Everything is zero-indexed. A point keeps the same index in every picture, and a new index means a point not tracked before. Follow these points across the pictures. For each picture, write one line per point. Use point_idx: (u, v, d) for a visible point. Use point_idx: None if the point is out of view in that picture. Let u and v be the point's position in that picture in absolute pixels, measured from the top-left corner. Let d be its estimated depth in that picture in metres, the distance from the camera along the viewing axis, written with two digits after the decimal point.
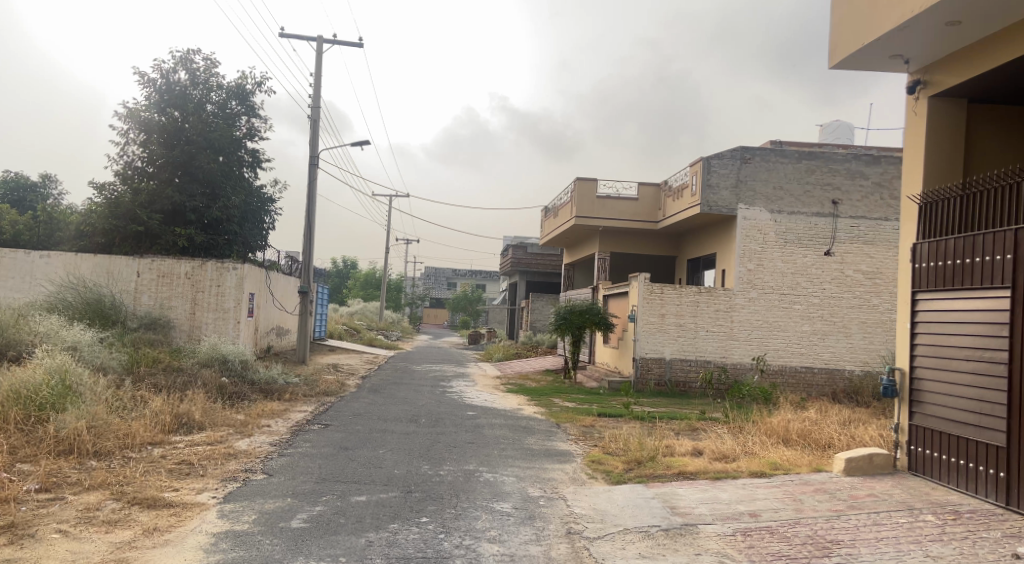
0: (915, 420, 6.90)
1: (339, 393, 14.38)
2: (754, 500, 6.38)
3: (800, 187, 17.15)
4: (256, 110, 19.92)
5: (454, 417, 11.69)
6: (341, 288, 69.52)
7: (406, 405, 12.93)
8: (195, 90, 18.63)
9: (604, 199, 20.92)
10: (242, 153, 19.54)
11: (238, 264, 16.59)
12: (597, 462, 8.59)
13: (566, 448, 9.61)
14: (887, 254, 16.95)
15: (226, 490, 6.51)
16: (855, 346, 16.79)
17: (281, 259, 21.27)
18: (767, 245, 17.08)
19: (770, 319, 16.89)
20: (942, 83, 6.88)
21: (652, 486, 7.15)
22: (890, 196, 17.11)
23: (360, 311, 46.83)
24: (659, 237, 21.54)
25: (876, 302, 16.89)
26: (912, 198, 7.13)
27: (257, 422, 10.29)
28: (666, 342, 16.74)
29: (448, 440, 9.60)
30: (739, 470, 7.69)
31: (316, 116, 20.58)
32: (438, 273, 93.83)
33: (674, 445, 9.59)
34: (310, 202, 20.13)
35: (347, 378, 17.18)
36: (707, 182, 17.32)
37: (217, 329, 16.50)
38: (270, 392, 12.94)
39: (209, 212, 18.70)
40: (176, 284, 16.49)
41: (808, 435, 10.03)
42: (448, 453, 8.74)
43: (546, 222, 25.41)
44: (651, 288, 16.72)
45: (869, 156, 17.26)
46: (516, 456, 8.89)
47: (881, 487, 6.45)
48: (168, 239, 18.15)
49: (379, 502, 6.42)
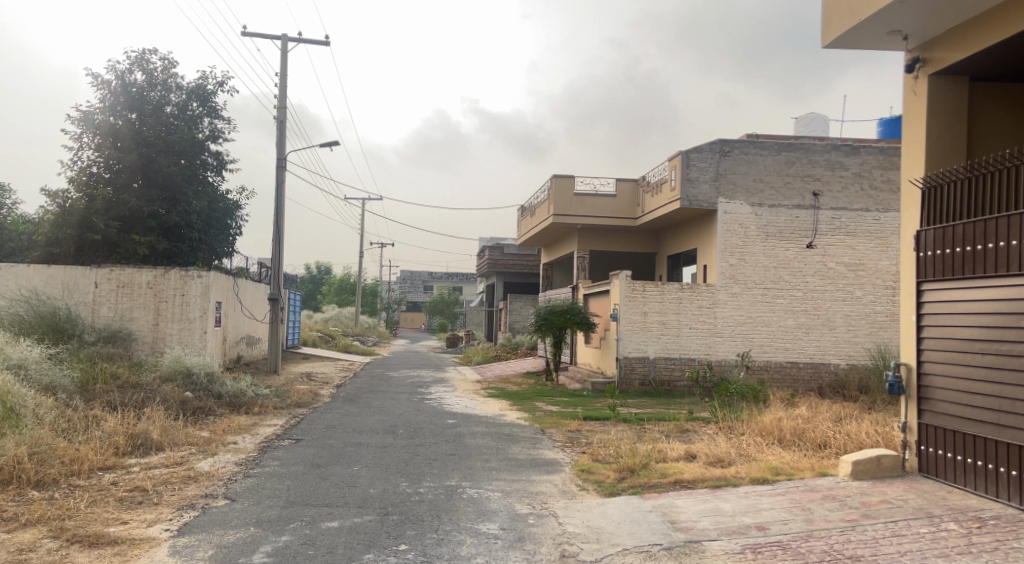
0: (925, 418, 6.49)
1: (311, 405, 13.75)
2: (759, 511, 5.91)
3: (780, 180, 16.79)
4: (218, 111, 19.27)
5: (434, 427, 11.12)
6: (315, 294, 68.41)
7: (383, 415, 12.34)
8: (153, 91, 17.96)
9: (582, 197, 20.45)
10: (205, 156, 18.84)
11: (203, 272, 15.86)
12: (587, 471, 8.09)
13: (552, 457, 9.10)
14: (869, 245, 16.67)
15: (182, 521, 5.91)
16: (840, 339, 16.51)
17: (250, 266, 20.52)
18: (748, 239, 16.72)
19: (754, 315, 16.56)
20: (943, 60, 6.46)
21: (648, 497, 6.66)
22: (871, 186, 16.75)
23: (335, 317, 46.00)
24: (637, 233, 21.15)
25: (860, 295, 16.60)
26: (913, 183, 6.72)
27: (221, 439, 9.65)
28: (650, 341, 16.32)
29: (427, 453, 9.04)
30: (739, 476, 7.22)
31: (284, 117, 19.89)
32: (414, 277, 92.80)
33: (665, 449, 9.13)
34: (278, 206, 19.42)
35: (320, 387, 16.51)
36: (686, 176, 16.86)
37: (181, 340, 15.75)
38: (238, 406, 12.28)
39: (170, 217, 17.98)
40: (136, 294, 15.72)
41: (803, 434, 9.63)
42: (428, 467, 8.19)
43: (523, 221, 24.92)
44: (633, 286, 16.32)
45: (849, 146, 16.85)
46: (500, 468, 8.35)
47: (893, 492, 6.03)
48: (128, 247, 17.36)
49: (352, 528, 5.86)
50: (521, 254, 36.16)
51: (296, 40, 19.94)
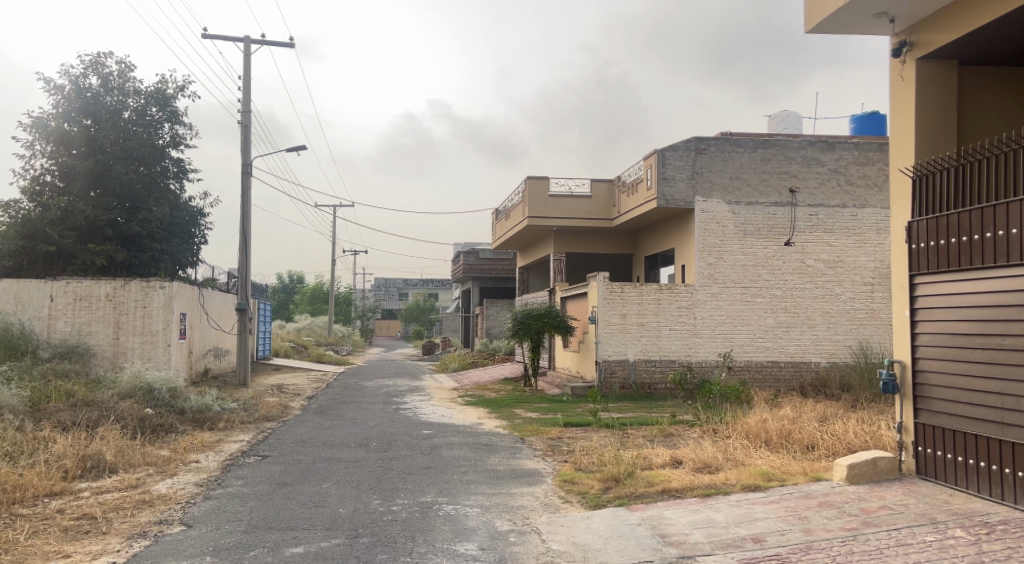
0: (922, 418, 6.20)
1: (281, 418, 13.21)
2: (754, 521, 5.56)
3: (756, 177, 16.61)
4: (179, 116, 18.74)
5: (409, 438, 10.67)
6: (288, 304, 67.36)
7: (355, 427, 11.85)
8: (110, 96, 17.39)
9: (557, 198, 20.11)
10: (166, 163, 18.26)
11: (165, 283, 15.23)
12: (570, 482, 7.70)
13: (532, 467, 8.70)
14: (847, 242, 16.53)
15: (131, 552, 5.41)
16: (820, 337, 16.33)
17: (217, 275, 19.93)
18: (726, 238, 16.51)
19: (733, 314, 16.33)
20: (931, 44, 6.19)
21: (636, 509, 6.28)
22: (846, 182, 16.63)
23: (308, 326, 45.18)
24: (614, 234, 20.88)
25: (839, 292, 16.43)
26: (904, 173, 6.44)
27: (183, 458, 9.13)
28: (629, 343, 16.04)
29: (402, 467, 8.59)
30: (728, 483, 6.87)
31: (248, 122, 19.34)
32: (388, 284, 91.86)
33: (650, 455, 8.80)
34: (244, 213, 18.85)
35: (291, 399, 15.96)
36: (662, 175, 16.59)
37: (144, 354, 15.11)
38: (202, 423, 11.72)
39: (129, 226, 17.41)
40: (95, 307, 15.08)
41: (790, 436, 9.34)
42: (402, 483, 7.73)
43: (498, 224, 24.55)
44: (611, 287, 16.04)
45: (824, 142, 16.73)
46: (478, 481, 7.92)
47: (893, 496, 5.72)
48: (84, 258, 16.82)
49: (318, 553, 5.41)
50: (497, 258, 35.76)
51: (259, 43, 19.46)
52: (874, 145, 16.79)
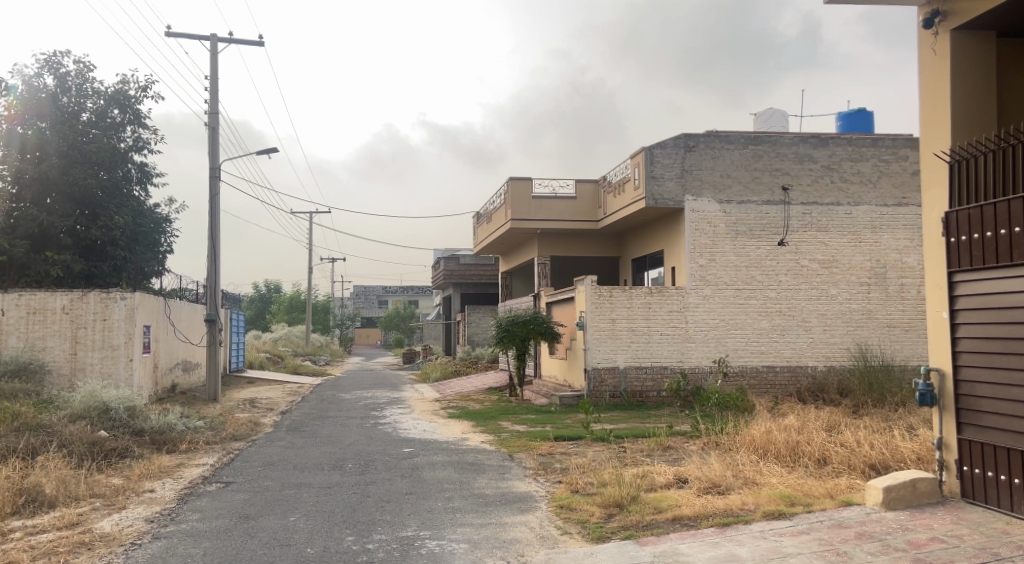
0: (967, 434, 5.48)
1: (250, 437, 12.32)
2: (785, 558, 4.82)
3: (748, 174, 16.00)
4: (143, 118, 17.88)
5: (388, 458, 9.82)
6: (265, 314, 65.96)
7: (331, 446, 10.98)
8: (66, 97, 16.57)
9: (541, 199, 19.38)
10: (129, 168, 17.34)
11: (126, 294, 14.26)
12: (567, 508, 6.91)
13: (524, 490, 7.90)
14: (842, 241, 15.92)
15: None
16: (816, 340, 15.71)
17: (184, 285, 18.94)
18: (718, 238, 15.86)
19: (727, 318, 15.69)
20: (970, 11, 5.52)
21: (646, 542, 5.52)
22: (841, 179, 16.05)
23: (285, 336, 44.03)
24: (600, 237, 20.21)
25: (835, 293, 15.82)
26: (940, 157, 5.73)
27: (135, 487, 8.26)
28: (619, 349, 15.37)
29: (379, 494, 7.73)
30: (746, 509, 6.11)
31: (216, 124, 18.41)
32: (368, 291, 90.47)
33: (652, 473, 8.08)
34: (212, 219, 17.89)
35: (262, 415, 15.04)
36: (651, 173, 15.92)
37: (103, 370, 14.10)
38: (162, 445, 10.82)
39: (88, 233, 16.44)
40: (50, 321, 14.12)
41: (799, 449, 8.64)
42: (380, 514, 6.88)
43: (479, 228, 23.83)
44: (599, 291, 15.37)
45: (817, 138, 16.16)
46: (465, 509, 7.09)
47: (942, 526, 5.00)
48: (39, 268, 15.87)
49: None
50: (478, 264, 34.92)
51: (226, 40, 18.60)
52: (867, 141, 16.18)
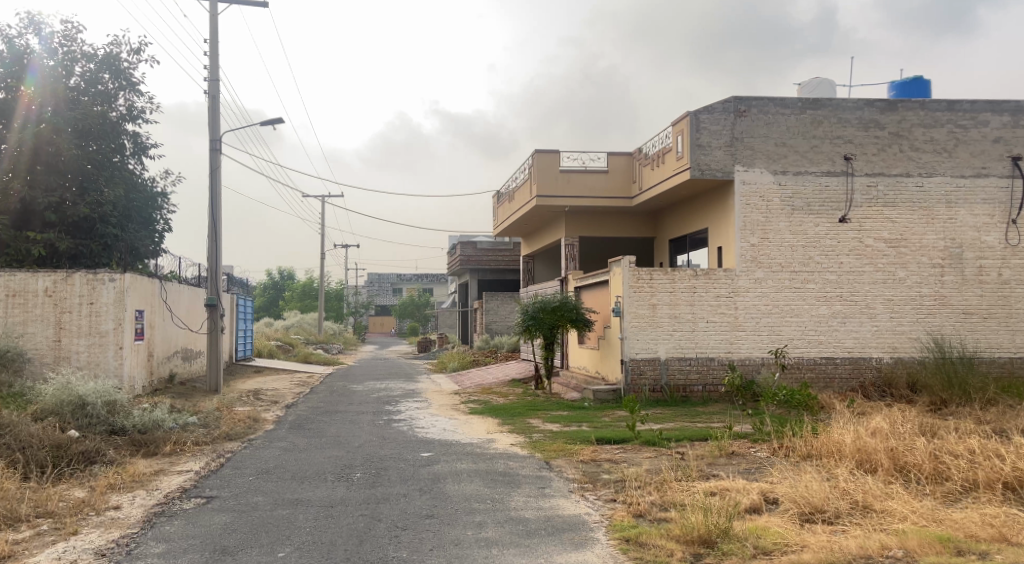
0: None
1: (247, 437, 10.82)
2: None
3: (806, 143, 14.20)
4: (137, 85, 16.36)
5: (404, 466, 8.26)
6: (277, 302, 64.71)
7: (336, 450, 9.42)
8: (52, 60, 15.11)
9: (569, 174, 17.66)
10: (121, 138, 15.86)
11: (114, 274, 12.78)
12: (637, 543, 5.33)
13: (573, 513, 6.30)
14: (912, 217, 14.14)
15: None
16: (882, 329, 14.02)
17: (185, 268, 17.51)
18: (771, 214, 14.10)
19: (781, 303, 14.00)
20: None
21: None
22: (910, 147, 14.20)
23: (296, 324, 42.77)
24: (634, 215, 18.51)
25: (902, 275, 14.08)
26: None
27: (100, 502, 6.79)
28: (661, 339, 13.76)
29: (395, 517, 6.17)
30: (893, 557, 4.52)
31: (216, 92, 16.86)
32: (382, 280, 88.93)
33: (731, 492, 6.48)
34: (211, 195, 16.39)
35: (264, 410, 13.57)
36: (696, 141, 14.15)
37: (89, 360, 12.64)
38: (144, 446, 9.32)
39: (75, 210, 15.00)
40: (31, 305, 12.68)
41: (905, 464, 7.04)
42: (393, 549, 5.32)
43: (500, 208, 22.20)
44: (638, 273, 13.75)
45: (884, 102, 14.28)
46: (505, 541, 5.52)
47: None
48: (20, 246, 14.49)
49: None
50: (495, 249, 33.30)
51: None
52: (942, 104, 14.28)
